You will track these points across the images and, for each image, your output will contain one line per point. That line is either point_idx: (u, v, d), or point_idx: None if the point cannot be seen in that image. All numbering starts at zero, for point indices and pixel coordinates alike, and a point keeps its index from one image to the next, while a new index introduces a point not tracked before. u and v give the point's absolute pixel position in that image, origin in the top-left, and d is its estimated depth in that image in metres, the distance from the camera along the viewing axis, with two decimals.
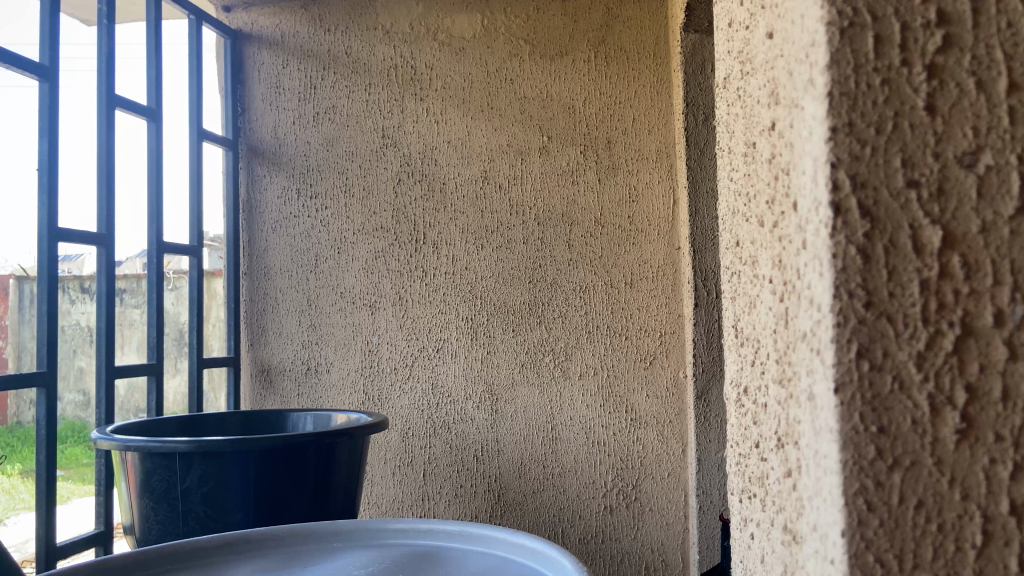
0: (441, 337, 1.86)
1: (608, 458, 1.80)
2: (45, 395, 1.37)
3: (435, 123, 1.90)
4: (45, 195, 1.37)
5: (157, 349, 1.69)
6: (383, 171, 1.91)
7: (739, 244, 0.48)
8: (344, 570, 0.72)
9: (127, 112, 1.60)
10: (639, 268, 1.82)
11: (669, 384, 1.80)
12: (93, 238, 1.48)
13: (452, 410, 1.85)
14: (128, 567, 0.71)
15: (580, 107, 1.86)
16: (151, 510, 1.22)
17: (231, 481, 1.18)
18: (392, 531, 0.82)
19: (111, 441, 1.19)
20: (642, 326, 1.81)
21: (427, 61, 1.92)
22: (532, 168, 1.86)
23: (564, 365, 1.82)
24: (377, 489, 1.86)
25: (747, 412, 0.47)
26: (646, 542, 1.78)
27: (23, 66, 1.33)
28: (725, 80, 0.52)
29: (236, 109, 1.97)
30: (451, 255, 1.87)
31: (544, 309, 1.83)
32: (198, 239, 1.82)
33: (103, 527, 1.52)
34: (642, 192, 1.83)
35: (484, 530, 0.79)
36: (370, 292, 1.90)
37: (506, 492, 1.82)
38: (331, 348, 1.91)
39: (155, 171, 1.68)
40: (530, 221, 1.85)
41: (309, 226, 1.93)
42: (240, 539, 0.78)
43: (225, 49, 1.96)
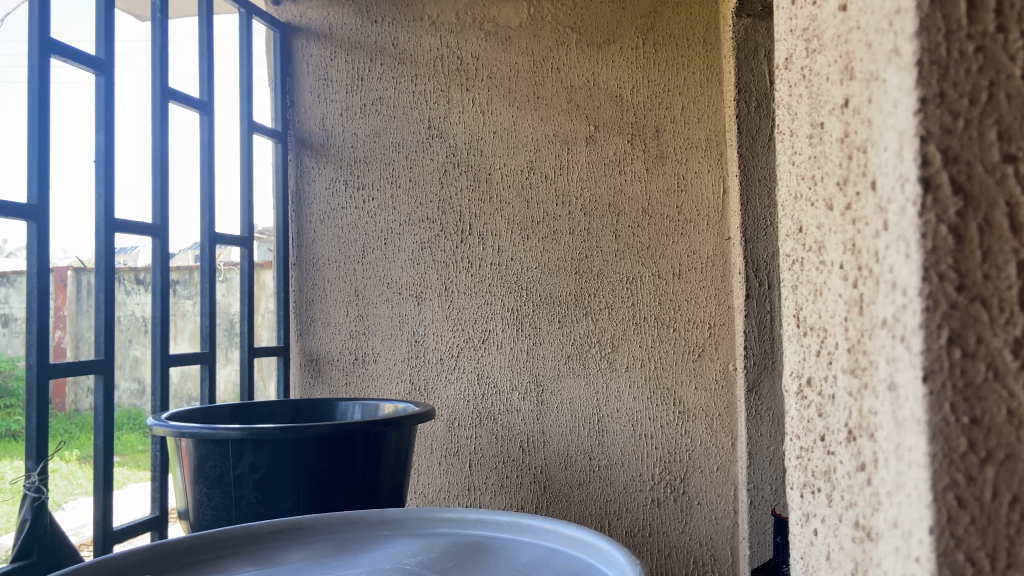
0: (487, 328, 1.86)
1: (655, 451, 1.78)
2: (103, 383, 1.41)
3: (482, 113, 1.90)
4: (101, 187, 1.40)
5: (209, 338, 1.72)
6: (429, 162, 1.92)
7: (803, 231, 0.46)
8: (395, 558, 0.72)
9: (180, 105, 1.63)
10: (687, 259, 1.79)
11: (718, 376, 1.76)
12: (149, 229, 1.52)
13: (499, 401, 1.85)
14: (181, 552, 0.72)
15: (627, 96, 1.83)
16: (204, 495, 1.24)
17: (281, 468, 1.20)
18: (440, 521, 0.82)
19: (166, 427, 1.21)
20: (691, 318, 1.78)
21: (473, 51, 1.91)
22: (579, 158, 1.84)
23: (611, 357, 1.80)
24: (424, 478, 1.88)
25: (811, 404, 0.45)
26: (695, 536, 1.75)
27: (79, 58, 1.36)
28: (787, 61, 0.50)
29: (285, 102, 2.00)
30: (497, 245, 1.87)
31: (590, 299, 1.82)
32: (249, 231, 1.86)
33: (158, 512, 1.55)
34: (691, 181, 1.80)
35: (535, 521, 0.78)
36: (416, 283, 1.91)
37: (552, 483, 1.82)
38: (378, 339, 1.93)
39: (206, 163, 1.71)
40: (576, 211, 1.84)
41: (356, 217, 1.95)
42: (291, 526, 0.79)
43: (275, 42, 1.99)
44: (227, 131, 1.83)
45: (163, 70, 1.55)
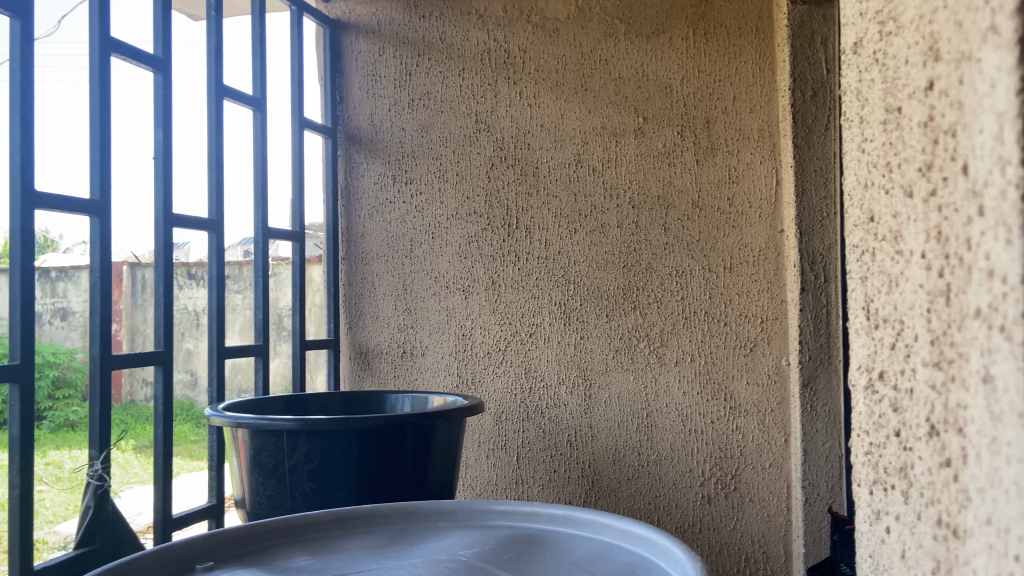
0: (534, 322, 1.86)
1: (705, 446, 1.75)
2: (163, 374, 1.45)
3: (529, 106, 1.89)
4: (160, 183, 1.44)
5: (263, 331, 1.75)
6: (477, 156, 1.93)
7: (874, 220, 0.44)
8: (450, 549, 0.72)
9: (234, 102, 1.66)
10: (738, 252, 1.75)
11: (771, 372, 1.73)
12: (204, 224, 1.55)
13: (546, 394, 1.85)
14: (242, 539, 0.74)
15: (677, 87, 1.80)
16: (260, 485, 1.27)
17: (335, 459, 1.22)
18: (495, 513, 0.81)
19: (222, 418, 1.24)
20: (743, 312, 1.74)
21: (521, 44, 1.91)
22: (627, 150, 1.83)
23: (660, 351, 1.78)
24: (472, 471, 1.89)
25: (882, 399, 0.44)
26: (746, 533, 1.72)
27: (138, 56, 1.39)
28: (852, 46, 0.48)
29: (335, 98, 2.04)
30: (544, 239, 1.86)
31: (639, 293, 1.80)
32: (301, 226, 1.91)
33: (215, 501, 1.59)
34: (743, 172, 1.76)
35: (590, 515, 0.77)
36: (463, 277, 1.92)
37: (600, 478, 1.81)
38: (425, 332, 1.95)
39: (260, 159, 1.74)
40: (624, 204, 1.82)
41: (404, 212, 1.98)
42: (347, 516, 0.79)
43: (325, 39, 2.03)
44: (280, 127, 1.87)
45: (218, 67, 1.58)
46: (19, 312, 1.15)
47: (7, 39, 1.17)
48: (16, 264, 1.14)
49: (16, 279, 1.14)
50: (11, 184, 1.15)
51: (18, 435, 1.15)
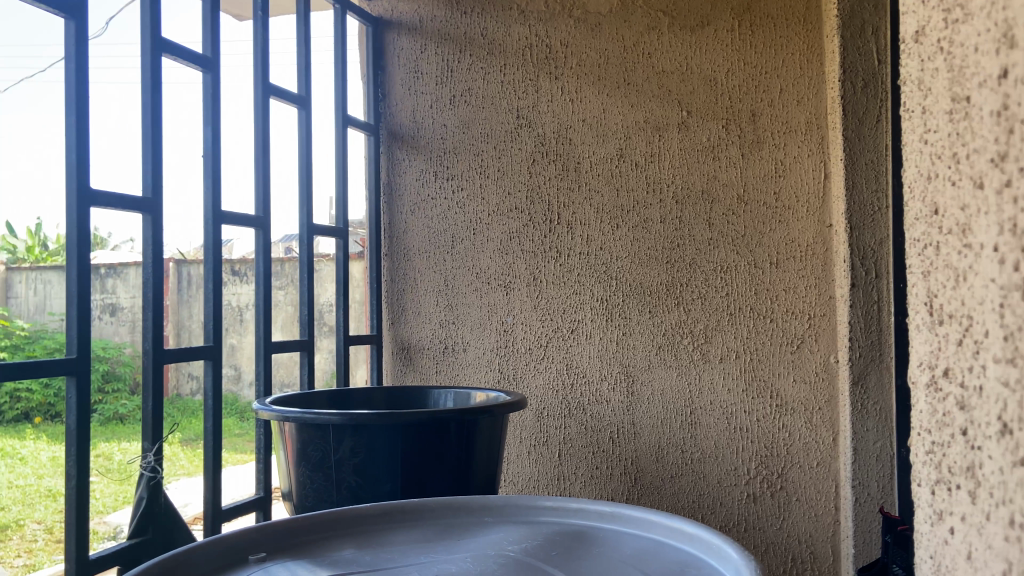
0: (576, 318, 1.86)
1: (751, 445, 1.73)
2: (212, 367, 1.47)
3: (570, 101, 1.89)
4: (210, 181, 1.46)
5: (308, 326, 1.77)
6: (518, 152, 1.93)
7: (939, 212, 0.43)
8: (498, 544, 0.72)
9: (281, 100, 1.69)
10: (785, 248, 1.72)
11: (819, 369, 1.69)
12: (252, 221, 1.57)
13: (589, 391, 1.84)
14: (291, 532, 0.74)
15: (722, 80, 1.77)
16: (307, 478, 1.28)
17: (381, 453, 1.23)
18: (542, 509, 0.81)
19: (270, 411, 1.26)
20: (790, 309, 1.71)
21: (562, 39, 1.90)
22: (670, 144, 1.80)
23: (704, 348, 1.76)
24: (513, 467, 1.90)
25: (947, 396, 0.43)
26: (793, 533, 1.69)
27: (187, 56, 1.41)
28: (911, 36, 0.47)
29: (377, 95, 2.06)
30: (586, 235, 1.86)
31: (682, 289, 1.78)
32: (344, 222, 1.93)
33: (262, 493, 1.61)
34: (790, 166, 1.72)
35: (638, 513, 0.76)
36: (505, 273, 1.93)
37: (643, 476, 1.80)
38: (467, 328, 1.96)
39: (305, 156, 1.77)
40: (667, 199, 1.80)
41: (446, 208, 1.99)
42: (395, 509, 0.80)
43: (367, 37, 2.05)
44: (323, 125, 1.89)
45: (264, 66, 1.60)
46: (76, 307, 1.18)
47: (63, 40, 1.19)
48: (72, 261, 1.17)
49: (73, 275, 1.17)
50: (67, 181, 1.18)
51: (74, 425, 1.17)
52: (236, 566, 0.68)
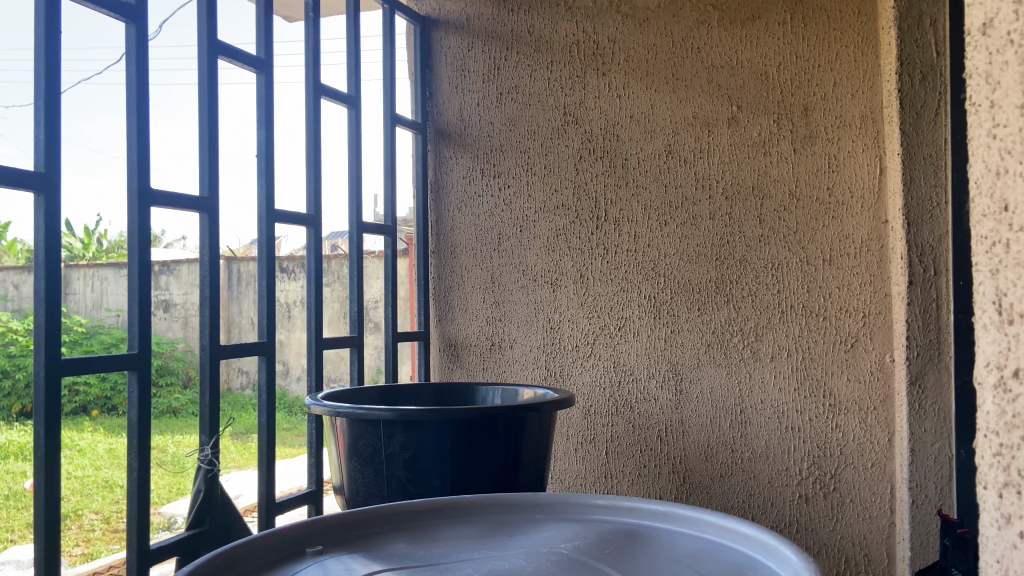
0: (623, 315, 1.85)
1: (803, 445, 1.69)
2: (266, 363, 1.50)
3: (618, 97, 1.88)
4: (263, 180, 1.49)
5: (358, 323, 1.80)
6: (565, 149, 1.93)
7: (1008, 209, 0.42)
8: (550, 542, 0.72)
9: (331, 100, 1.71)
10: (838, 244, 1.68)
11: (873, 368, 1.65)
12: (303, 219, 1.60)
13: (636, 389, 1.84)
14: (348, 525, 0.76)
15: (773, 74, 1.74)
16: (358, 473, 1.30)
17: (431, 449, 1.24)
18: (594, 507, 0.81)
19: (322, 406, 1.28)
20: (843, 306, 1.67)
21: (610, 34, 1.89)
22: (720, 140, 1.78)
23: (755, 346, 1.73)
24: (561, 464, 1.91)
25: (1018, 398, 0.41)
26: (846, 536, 1.66)
27: (242, 57, 1.44)
28: (977, 29, 0.46)
29: (424, 94, 2.08)
30: (633, 232, 1.85)
31: (732, 287, 1.75)
32: (392, 220, 1.95)
33: (314, 487, 1.64)
34: (844, 161, 1.68)
35: (692, 512, 0.76)
36: (551, 270, 1.93)
37: (692, 475, 1.78)
38: (514, 325, 1.97)
39: (354, 155, 1.79)
40: (716, 195, 1.77)
41: (493, 205, 2.00)
42: (449, 505, 0.81)
43: (415, 35, 2.07)
44: (373, 124, 1.92)
45: (316, 67, 1.62)
46: (137, 305, 1.22)
47: (124, 44, 1.23)
48: (134, 260, 1.21)
49: (134, 274, 1.21)
50: (128, 182, 1.21)
51: (136, 419, 1.21)
52: (294, 558, 0.69)
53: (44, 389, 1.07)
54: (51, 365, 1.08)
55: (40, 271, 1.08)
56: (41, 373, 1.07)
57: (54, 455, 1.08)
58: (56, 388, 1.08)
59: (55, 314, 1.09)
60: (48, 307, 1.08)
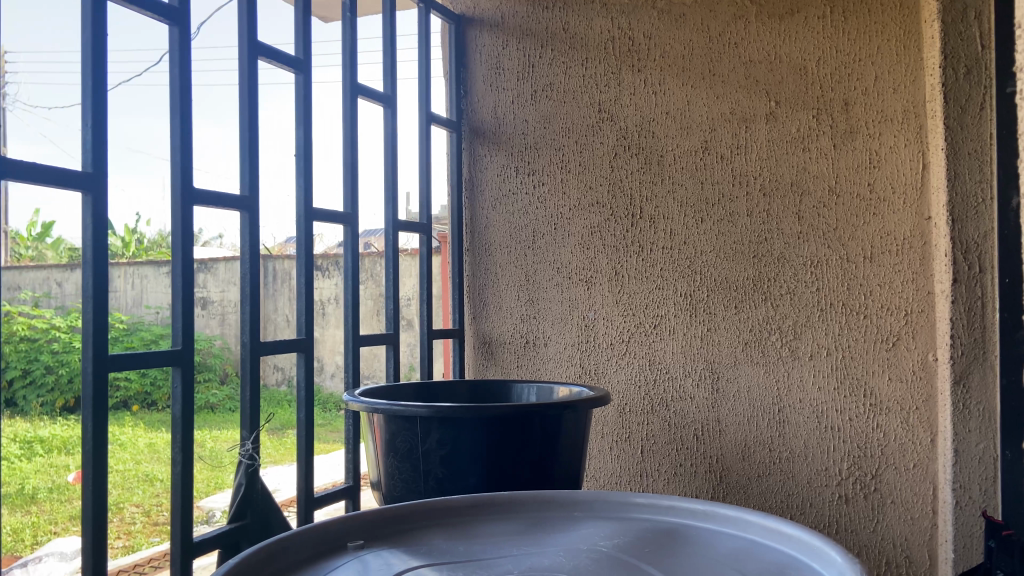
0: (658, 313, 1.84)
1: (843, 445, 1.66)
2: (304, 360, 1.52)
3: (654, 93, 1.86)
4: (302, 179, 1.51)
5: (393, 320, 1.81)
6: (600, 146, 1.92)
7: None
8: (590, 540, 0.72)
9: (367, 99, 1.72)
10: (880, 241, 1.64)
11: (915, 367, 1.60)
12: (341, 217, 1.62)
13: (672, 387, 1.83)
14: (389, 520, 0.76)
15: (813, 68, 1.71)
16: (395, 469, 1.32)
17: (467, 446, 1.25)
18: (634, 505, 0.81)
19: (360, 403, 1.29)
20: (884, 304, 1.63)
21: (646, 30, 1.88)
22: (758, 136, 1.75)
23: (793, 345, 1.71)
24: (596, 462, 1.92)
25: None
26: (887, 537, 1.62)
27: (282, 58, 1.46)
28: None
29: (459, 92, 2.09)
30: (669, 229, 1.83)
31: (770, 284, 1.73)
32: (428, 218, 1.96)
33: (351, 482, 1.66)
34: (885, 157, 1.64)
35: (732, 511, 0.75)
36: (586, 268, 1.93)
37: (728, 474, 1.77)
38: (548, 323, 1.98)
39: (390, 153, 1.81)
40: (754, 192, 1.75)
41: (527, 203, 2.01)
42: (487, 501, 0.81)
43: (450, 34, 2.09)
44: (408, 123, 1.93)
45: (353, 66, 1.64)
46: (182, 302, 1.24)
47: (168, 46, 1.25)
48: (178, 258, 1.23)
49: (179, 271, 1.23)
50: (172, 182, 1.23)
51: (180, 414, 1.24)
52: (337, 551, 0.70)
53: (92, 384, 1.10)
54: (98, 361, 1.10)
55: (88, 269, 1.10)
56: (88, 369, 1.10)
57: (102, 448, 1.11)
58: (103, 383, 1.11)
59: (103, 312, 1.11)
60: (96, 305, 1.10)
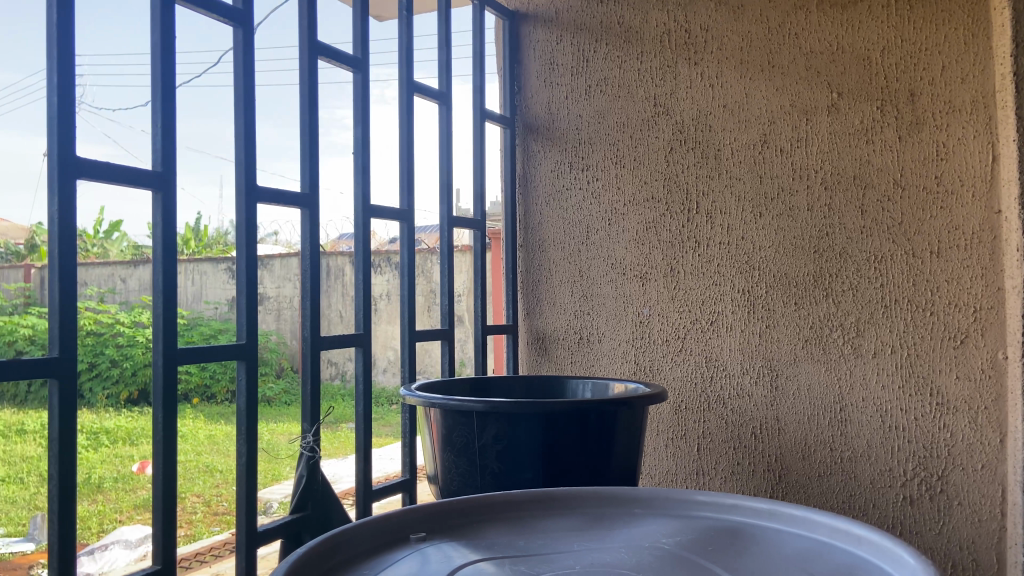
0: (715, 310, 1.82)
1: (908, 445, 1.60)
2: (363, 354, 1.55)
3: (711, 86, 1.84)
4: (360, 177, 1.53)
5: (448, 316, 1.83)
6: (655, 140, 1.90)
7: None
8: (651, 537, 0.71)
9: (422, 97, 1.74)
10: (948, 236, 1.57)
11: (984, 366, 1.53)
12: (397, 214, 1.63)
13: (729, 384, 1.80)
14: (450, 513, 0.77)
15: (877, 58, 1.65)
16: (452, 463, 1.33)
17: (523, 441, 1.25)
18: (695, 503, 0.80)
19: (417, 397, 1.31)
20: (952, 301, 1.56)
21: (703, 22, 1.85)
22: (819, 128, 1.71)
23: (856, 342, 1.66)
24: (652, 460, 1.91)
25: None
26: (953, 540, 1.56)
27: (341, 57, 1.48)
28: None
29: (513, 88, 2.10)
30: (726, 225, 1.81)
31: (832, 280, 1.69)
32: (482, 214, 1.97)
33: (408, 475, 1.68)
34: (953, 149, 1.57)
35: (797, 511, 0.74)
36: (641, 264, 1.92)
37: (787, 474, 1.74)
38: (603, 319, 1.97)
39: (445, 150, 1.82)
40: (815, 186, 1.71)
41: (581, 199, 2.01)
42: (547, 497, 0.81)
43: (504, 30, 2.10)
44: (463, 120, 1.95)
45: (409, 64, 1.66)
46: (245, 297, 1.27)
47: (232, 47, 1.28)
48: (241, 254, 1.27)
49: (242, 267, 1.26)
50: (236, 180, 1.26)
51: (244, 406, 1.27)
52: (400, 543, 0.71)
53: (162, 377, 1.13)
54: (168, 354, 1.14)
55: (158, 265, 1.14)
56: (159, 361, 1.13)
57: (171, 439, 1.14)
58: (172, 376, 1.14)
59: (171, 306, 1.15)
60: (165, 300, 1.14)
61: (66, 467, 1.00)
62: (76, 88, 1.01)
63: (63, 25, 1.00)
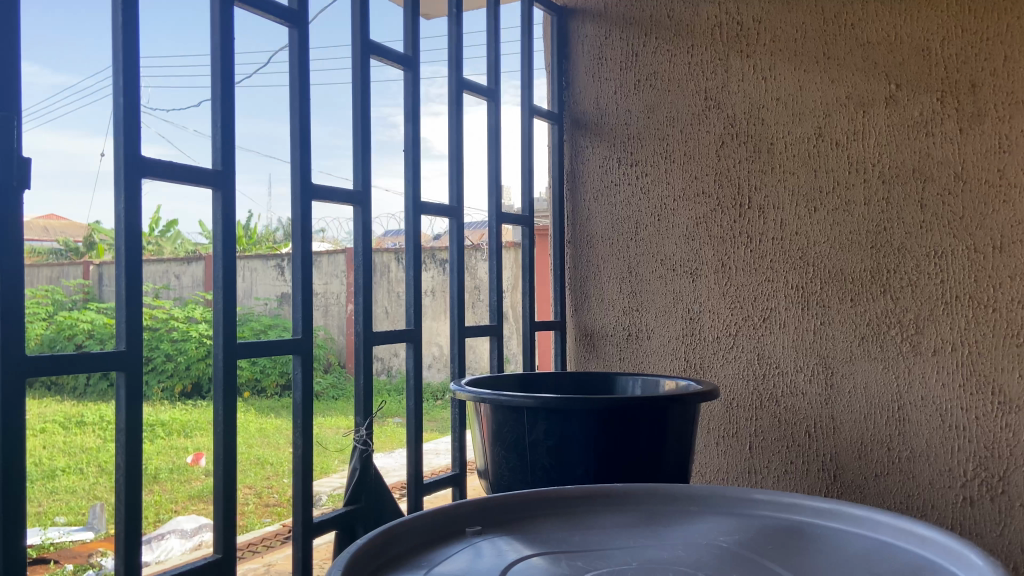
0: (768, 306, 1.79)
1: (968, 445, 1.56)
2: (414, 350, 1.56)
3: (763, 80, 1.80)
4: (411, 173, 1.55)
5: (497, 311, 1.83)
6: (706, 135, 1.88)
7: None
8: (708, 535, 0.71)
9: (471, 94, 1.75)
10: (1011, 231, 1.51)
11: None
12: (447, 210, 1.64)
13: (782, 382, 1.78)
14: (506, 507, 0.77)
15: (936, 49, 1.59)
16: (503, 458, 1.33)
17: (574, 437, 1.25)
18: (753, 502, 0.78)
19: (467, 392, 1.31)
20: (1016, 298, 1.51)
21: (755, 14, 1.82)
22: (876, 122, 1.66)
23: (914, 340, 1.62)
24: (703, 458, 1.90)
25: None
26: (1016, 541, 1.50)
27: (393, 56, 1.50)
28: None
29: (562, 84, 2.10)
30: (779, 220, 1.78)
31: (889, 276, 1.64)
32: (530, 210, 1.98)
33: (458, 470, 1.69)
34: (1017, 140, 1.51)
35: (859, 511, 0.72)
36: (692, 260, 1.90)
37: (842, 474, 1.71)
38: (652, 315, 1.96)
39: (494, 147, 1.83)
40: (872, 180, 1.66)
41: (630, 194, 1.99)
42: (603, 494, 0.81)
43: (553, 25, 2.10)
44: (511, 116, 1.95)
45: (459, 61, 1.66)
46: (301, 293, 1.29)
47: (288, 47, 1.30)
48: (297, 250, 1.29)
49: (297, 263, 1.29)
50: (292, 178, 1.28)
51: (300, 399, 1.29)
52: (457, 536, 0.72)
53: (222, 369, 1.16)
54: (227, 348, 1.16)
55: (218, 261, 1.17)
56: (219, 354, 1.16)
57: (230, 431, 1.17)
58: (231, 369, 1.17)
59: (230, 301, 1.17)
60: (224, 295, 1.17)
61: (133, 457, 1.04)
62: (141, 88, 1.04)
63: (128, 28, 1.03)
